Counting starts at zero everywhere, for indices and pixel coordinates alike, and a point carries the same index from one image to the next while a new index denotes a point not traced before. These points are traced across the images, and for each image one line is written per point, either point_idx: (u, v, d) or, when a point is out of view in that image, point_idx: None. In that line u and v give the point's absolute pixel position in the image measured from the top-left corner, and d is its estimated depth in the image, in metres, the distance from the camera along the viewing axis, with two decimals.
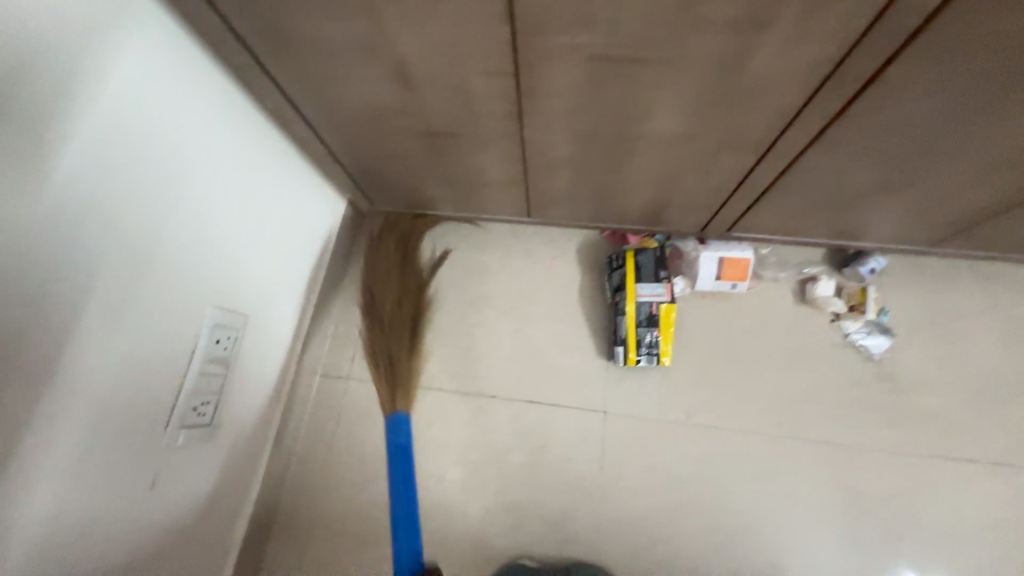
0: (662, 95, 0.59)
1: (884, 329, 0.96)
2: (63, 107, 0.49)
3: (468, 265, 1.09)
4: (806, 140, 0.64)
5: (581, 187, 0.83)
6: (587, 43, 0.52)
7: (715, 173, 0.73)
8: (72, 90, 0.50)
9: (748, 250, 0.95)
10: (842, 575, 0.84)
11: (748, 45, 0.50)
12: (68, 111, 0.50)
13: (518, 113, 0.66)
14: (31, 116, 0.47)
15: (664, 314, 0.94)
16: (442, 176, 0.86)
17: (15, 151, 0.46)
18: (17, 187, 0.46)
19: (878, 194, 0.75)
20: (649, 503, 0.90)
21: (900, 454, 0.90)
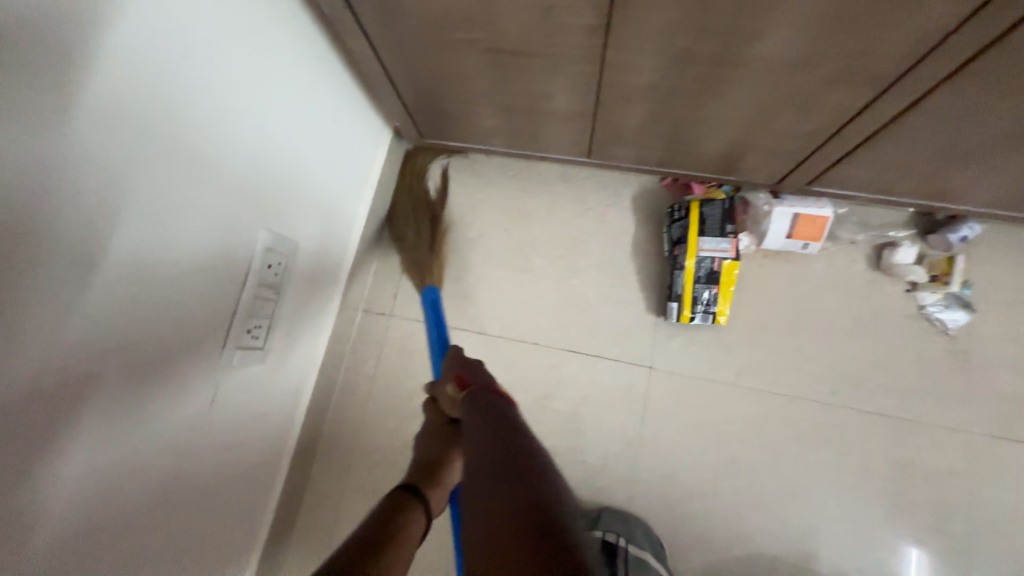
0: (783, 8, 0.50)
1: (964, 303, 0.88)
2: None
3: (516, 208, 1.04)
4: (940, 75, 0.55)
5: (657, 124, 0.75)
6: None
7: (817, 113, 0.65)
8: None
9: (827, 208, 0.87)
10: (882, 544, 0.84)
11: None
12: None
13: (605, 29, 0.58)
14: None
15: (726, 272, 0.88)
16: (504, 105, 0.80)
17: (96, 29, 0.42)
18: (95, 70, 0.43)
19: (1004, 148, 0.65)
20: (689, 459, 0.90)
21: (963, 433, 0.86)
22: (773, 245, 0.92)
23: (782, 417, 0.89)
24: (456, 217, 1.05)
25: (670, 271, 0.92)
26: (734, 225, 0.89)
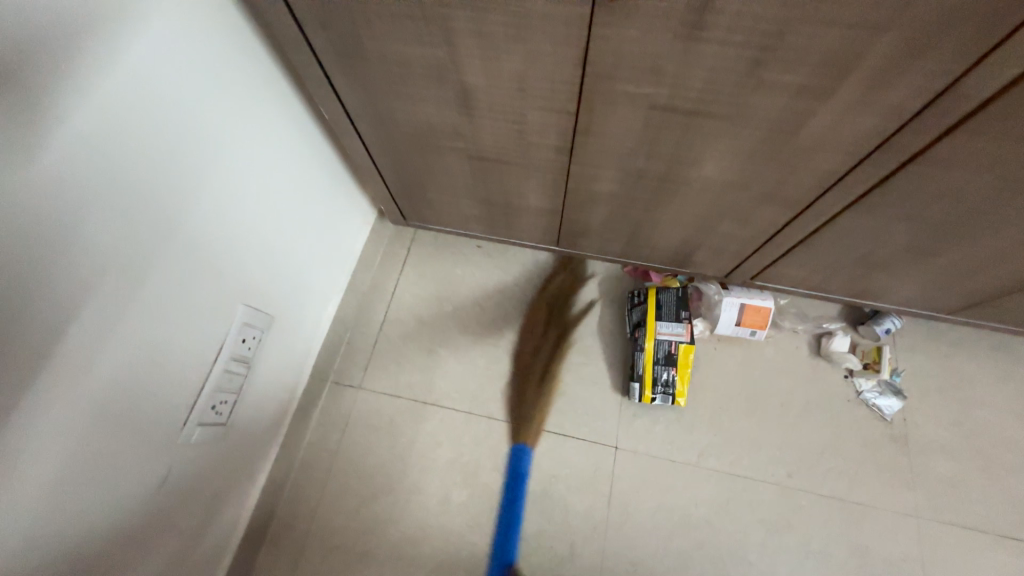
0: (712, 147, 0.61)
1: (896, 390, 0.96)
2: (139, 100, 0.51)
3: (490, 287, 1.10)
4: (839, 205, 0.67)
5: (618, 223, 0.85)
6: (653, 93, 0.55)
7: (752, 223, 0.76)
8: (150, 86, 0.51)
9: (768, 299, 0.97)
10: None
11: (806, 111, 0.53)
12: (142, 104, 0.51)
13: (570, 150, 0.68)
14: (114, 105, 0.48)
15: (682, 354, 0.95)
16: (483, 199, 0.88)
17: (95, 138, 0.48)
18: (87, 172, 0.48)
19: (905, 261, 0.77)
20: (656, 544, 0.89)
21: (911, 518, 0.90)
22: (724, 330, 1.00)
23: (744, 500, 0.91)
24: (433, 293, 1.10)
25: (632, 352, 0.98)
26: (688, 310, 0.97)
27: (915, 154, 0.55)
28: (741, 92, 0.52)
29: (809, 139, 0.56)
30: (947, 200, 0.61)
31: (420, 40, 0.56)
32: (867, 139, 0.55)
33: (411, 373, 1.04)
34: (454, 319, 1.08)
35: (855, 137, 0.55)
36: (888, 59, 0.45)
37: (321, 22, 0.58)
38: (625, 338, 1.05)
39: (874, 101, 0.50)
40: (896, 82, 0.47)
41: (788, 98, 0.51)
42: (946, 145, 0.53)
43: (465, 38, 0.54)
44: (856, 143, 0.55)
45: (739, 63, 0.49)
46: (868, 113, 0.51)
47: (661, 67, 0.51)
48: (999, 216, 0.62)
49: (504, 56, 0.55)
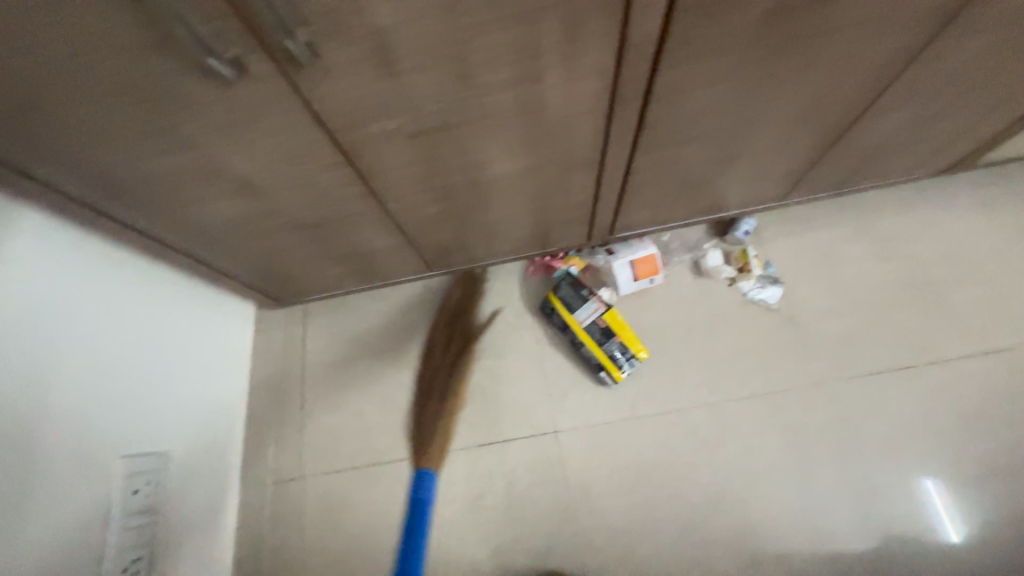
0: (489, 148, 0.64)
1: (773, 279, 1.04)
2: None
3: (398, 330, 1.09)
4: (628, 151, 0.72)
5: (468, 233, 0.87)
6: (402, 123, 0.57)
7: (573, 191, 0.80)
8: None
9: (650, 246, 1.02)
10: (804, 512, 0.90)
11: (534, 93, 0.56)
12: None
13: (374, 192, 0.70)
14: None
15: (613, 321, 0.98)
16: (338, 258, 0.89)
17: None
18: None
19: (715, 172, 0.84)
20: (619, 504, 0.93)
21: (822, 384, 0.98)
22: (626, 291, 1.03)
23: (680, 430, 0.96)
24: (342, 357, 1.09)
25: (577, 352, 1.01)
26: (588, 288, 1.01)
27: (648, 90, 0.60)
28: (475, 96, 0.55)
29: (556, 112, 0.60)
30: (704, 115, 0.67)
31: (165, 151, 0.57)
32: (600, 95, 0.59)
33: (345, 444, 1.02)
34: (372, 375, 1.07)
35: (589, 97, 0.59)
36: (566, 31, 0.49)
37: (65, 170, 0.57)
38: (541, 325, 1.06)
39: (583, 64, 0.54)
40: (588, 46, 0.52)
41: (516, 87, 0.55)
42: (664, 75, 0.58)
43: (205, 137, 0.55)
44: (595, 101, 0.60)
45: (452, 75, 0.51)
46: (586, 75, 0.56)
47: (391, 102, 0.54)
48: (750, 112, 0.69)
49: (253, 139, 0.56)
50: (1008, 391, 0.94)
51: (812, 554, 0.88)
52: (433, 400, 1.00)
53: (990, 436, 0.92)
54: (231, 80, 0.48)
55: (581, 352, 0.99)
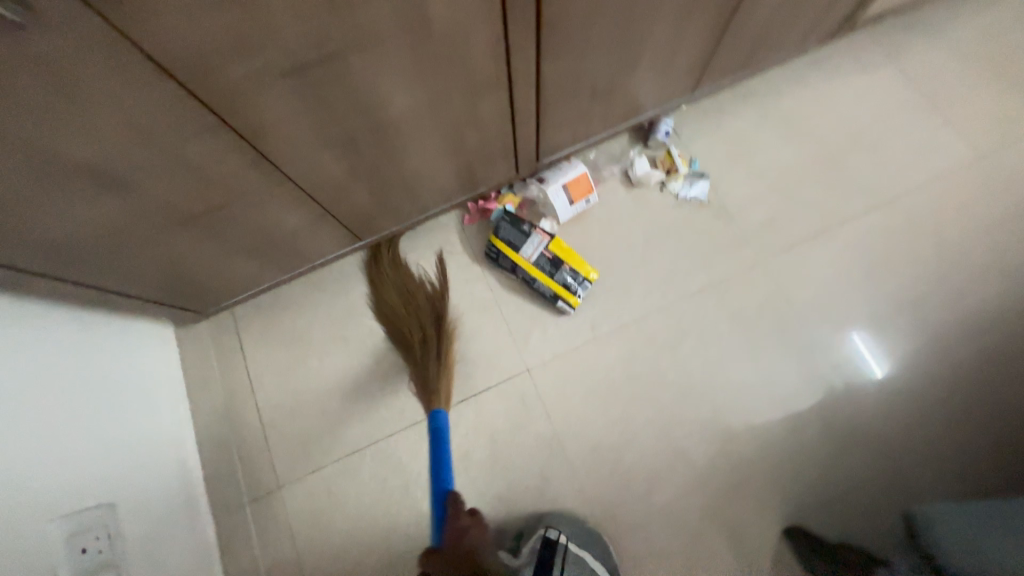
0: (381, 79, 0.57)
1: (699, 175, 1.07)
2: None
3: (343, 314, 1.02)
4: (532, 61, 0.67)
5: (386, 190, 0.80)
6: (269, 62, 0.49)
7: (488, 120, 0.75)
8: None
9: (580, 165, 1.00)
10: (765, 382, 0.97)
11: (414, 3, 0.50)
12: None
13: (264, 159, 0.61)
14: None
15: (559, 250, 0.97)
16: (247, 250, 0.79)
17: None
18: None
19: (626, 73, 0.81)
20: (602, 422, 0.95)
21: (759, 263, 1.03)
22: (566, 217, 1.02)
23: (644, 339, 0.99)
24: (288, 357, 1.01)
25: (532, 289, 1.00)
26: (528, 223, 0.99)
27: None
28: (345, 14, 0.48)
29: (444, 24, 0.54)
30: (601, 7, 0.63)
31: None
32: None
33: (317, 442, 0.97)
34: (325, 366, 1.00)
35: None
36: None
37: None
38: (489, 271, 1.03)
39: None
40: None
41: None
42: None
43: (21, 122, 0.44)
44: (484, 5, 0.54)
45: None
46: None
47: (244, 34, 0.45)
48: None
49: (81, 113, 0.46)
50: (912, 231, 1.03)
51: (777, 416, 0.95)
52: (428, 363, 0.94)
53: (904, 274, 1.01)
54: (18, 32, 0.37)
55: (535, 287, 0.98)
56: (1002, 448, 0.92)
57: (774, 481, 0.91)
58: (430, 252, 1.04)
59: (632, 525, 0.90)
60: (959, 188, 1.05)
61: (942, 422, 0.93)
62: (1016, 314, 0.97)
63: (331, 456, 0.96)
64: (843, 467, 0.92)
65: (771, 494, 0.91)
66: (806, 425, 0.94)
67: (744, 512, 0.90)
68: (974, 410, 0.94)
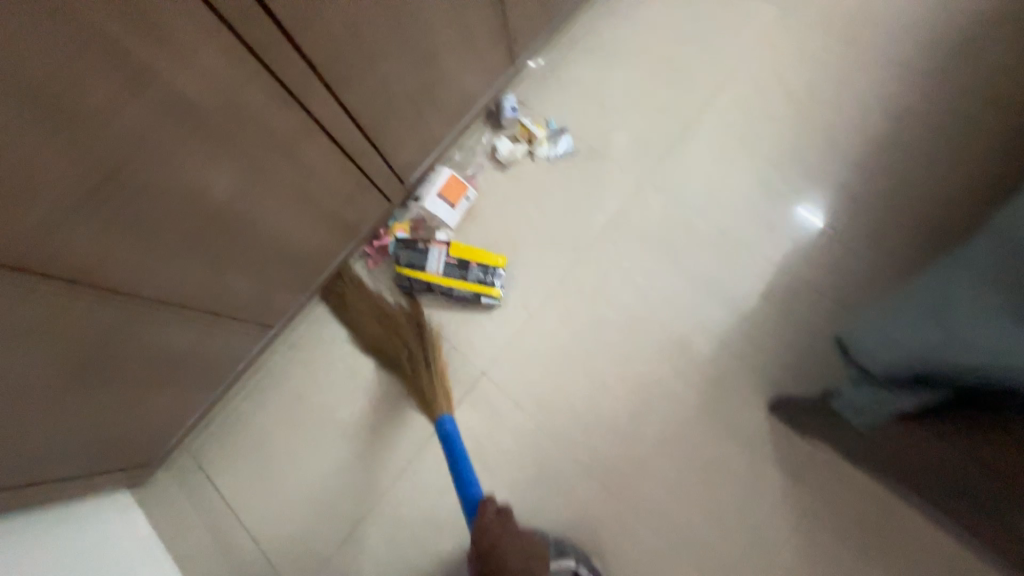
0: (183, 172, 0.59)
1: (558, 131, 1.10)
2: None
3: (291, 402, 1.01)
4: (328, 96, 0.69)
5: (261, 269, 0.80)
6: (54, 203, 0.50)
7: (322, 166, 0.76)
8: None
9: (444, 170, 1.03)
10: (697, 281, 0.98)
11: (165, 94, 0.52)
12: None
13: (112, 292, 0.62)
14: None
15: (461, 253, 1.00)
16: (155, 384, 0.78)
17: None
18: None
19: (433, 71, 0.84)
20: (569, 386, 0.95)
21: (645, 179, 1.06)
22: (456, 220, 1.04)
23: (573, 294, 1.00)
24: (255, 467, 0.98)
25: (454, 299, 1.01)
26: (422, 241, 1.01)
27: (280, 29, 0.58)
28: (101, 131, 0.49)
29: (210, 99, 0.56)
30: (362, 23, 0.66)
31: None
32: (237, 58, 0.55)
33: (316, 535, 0.94)
34: (294, 458, 0.98)
35: (229, 66, 0.55)
36: (126, 14, 0.44)
37: None
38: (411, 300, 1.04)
39: (183, 39, 0.50)
40: (167, 17, 0.47)
41: (139, 100, 0.50)
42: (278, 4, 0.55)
43: None
44: (239, 67, 0.56)
45: (48, 127, 0.45)
46: (199, 47, 0.51)
47: (9, 189, 0.46)
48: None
49: None
50: (764, 93, 1.07)
51: (722, 308, 0.96)
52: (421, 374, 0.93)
53: (775, 132, 1.05)
54: None
55: (455, 296, 1.00)
56: (931, 243, 0.94)
57: (745, 366, 0.92)
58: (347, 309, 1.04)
59: (637, 468, 0.90)
60: (785, 40, 1.10)
61: (868, 245, 0.96)
62: (882, 123, 1.02)
63: (334, 542, 0.93)
64: (800, 325, 0.93)
65: (747, 379, 0.92)
66: (750, 303, 0.96)
67: (730, 408, 0.91)
68: (890, 221, 0.96)
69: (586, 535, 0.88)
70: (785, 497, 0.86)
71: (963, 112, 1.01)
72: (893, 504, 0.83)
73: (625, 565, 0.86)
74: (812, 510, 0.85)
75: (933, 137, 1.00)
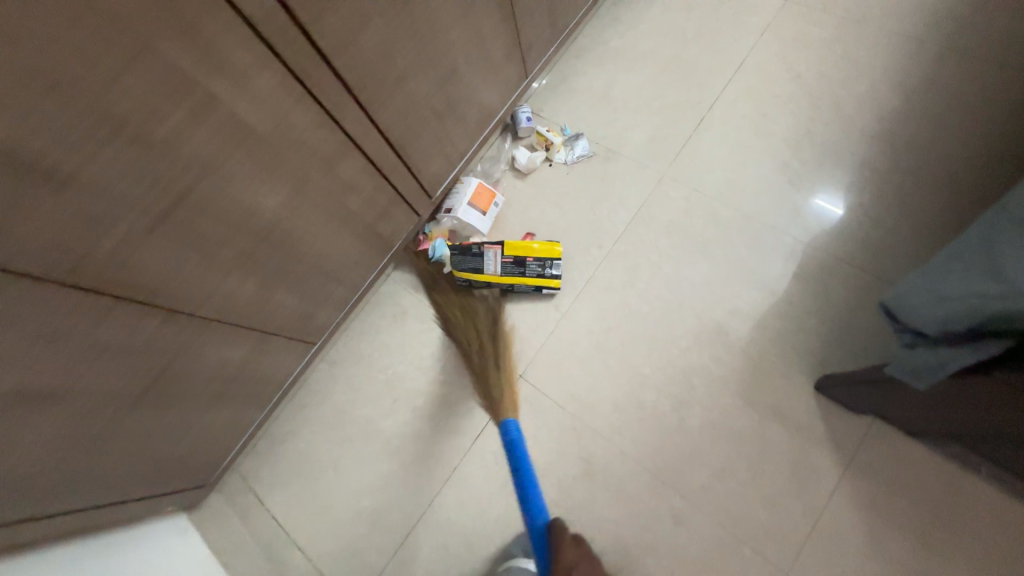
0: (238, 193, 0.63)
1: (574, 136, 1.14)
2: None
3: (336, 417, 1.03)
4: (363, 114, 0.73)
5: (305, 285, 0.84)
6: (128, 225, 0.54)
7: (359, 183, 0.80)
8: None
9: (472, 180, 1.06)
10: (727, 268, 0.99)
11: (224, 120, 0.56)
12: None
13: (176, 311, 0.65)
14: None
15: (516, 251, 0.99)
16: (210, 402, 0.81)
17: None
18: None
19: (455, 87, 0.88)
20: (609, 382, 0.95)
21: (664, 173, 1.08)
22: (488, 226, 1.08)
23: (604, 291, 1.01)
24: (305, 483, 1.00)
25: (517, 293, 1.04)
26: (476, 244, 1.00)
27: (320, 52, 0.62)
28: (170, 157, 0.54)
29: (262, 124, 0.60)
30: (391, 44, 0.70)
31: None
32: (285, 84, 0.60)
33: (367, 549, 0.94)
34: (342, 471, 0.99)
35: (278, 90, 0.60)
36: (190, 46, 0.49)
37: None
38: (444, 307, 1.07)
39: (237, 66, 0.54)
40: (224, 46, 0.52)
41: (202, 124, 0.54)
42: (318, 30, 0.60)
43: None
44: (286, 91, 0.61)
45: (127, 149, 0.50)
46: (251, 75, 0.56)
47: (92, 213, 0.50)
48: (426, 21, 0.74)
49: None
50: (773, 82, 1.10)
51: (756, 292, 0.96)
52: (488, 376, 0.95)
53: (789, 118, 1.06)
54: None
55: (518, 290, 1.03)
56: (966, 211, 0.93)
57: (785, 349, 0.91)
58: (385, 322, 1.08)
59: (684, 460, 0.89)
60: (789, 30, 1.13)
61: (898, 218, 0.95)
62: (897, 99, 1.03)
63: (386, 555, 0.93)
64: (837, 303, 0.92)
65: (789, 361, 0.91)
66: (783, 286, 0.95)
67: (775, 391, 0.89)
68: (920, 193, 0.96)
69: (639, 532, 0.87)
70: (843, 478, 0.83)
71: (979, 80, 1.01)
72: (958, 479, 0.80)
73: (684, 560, 0.84)
74: (872, 489, 0.82)
75: (951, 107, 1.00)
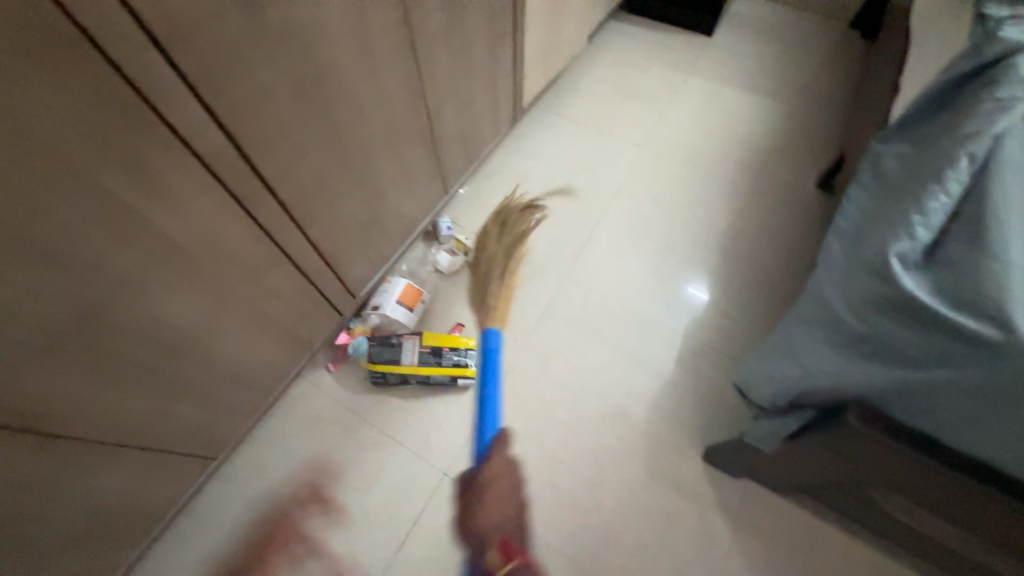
0: (156, 306, 0.62)
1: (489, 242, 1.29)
2: None
3: (234, 543, 0.92)
4: (295, 229, 0.79)
5: (213, 394, 0.79)
6: (23, 345, 0.51)
7: (284, 289, 0.83)
8: None
9: (399, 279, 1.13)
10: (623, 355, 1.15)
11: (156, 238, 0.58)
12: None
13: (56, 434, 0.59)
14: None
15: (433, 341, 1.06)
16: (69, 543, 0.68)
17: None
18: None
19: (383, 203, 0.99)
20: (528, 471, 1.00)
21: (565, 274, 1.27)
22: (414, 321, 1.13)
23: (521, 380, 1.10)
24: None
25: (431, 385, 1.07)
26: (394, 336, 1.07)
27: (261, 179, 0.68)
28: (90, 275, 0.53)
29: (194, 241, 0.63)
30: (327, 172, 0.79)
31: None
32: (224, 206, 0.65)
33: None
34: None
35: (216, 211, 0.64)
36: (136, 177, 0.53)
37: None
38: (364, 406, 1.05)
39: (179, 194, 0.58)
40: (170, 178, 0.56)
41: (133, 244, 0.56)
42: (262, 163, 0.67)
43: None
44: (223, 213, 0.65)
45: (44, 271, 0.49)
46: (191, 200, 0.60)
47: None
48: (360, 154, 0.85)
49: None
50: (641, 206, 1.40)
51: (648, 375, 1.12)
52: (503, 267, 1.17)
53: (655, 233, 1.35)
54: None
55: (434, 382, 1.05)
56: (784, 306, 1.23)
57: (676, 424, 1.06)
58: (299, 426, 1.03)
59: (603, 542, 0.93)
60: (649, 168, 1.48)
61: (741, 311, 1.22)
62: (726, 222, 1.37)
63: None
64: (710, 382, 1.12)
65: (681, 435, 1.05)
66: (668, 369, 1.13)
67: (672, 463, 1.02)
68: (753, 292, 1.25)
69: None
70: (735, 540, 0.95)
71: (777, 212, 1.40)
72: (820, 529, 0.96)
73: None
74: (758, 546, 0.94)
75: (762, 229, 1.36)
